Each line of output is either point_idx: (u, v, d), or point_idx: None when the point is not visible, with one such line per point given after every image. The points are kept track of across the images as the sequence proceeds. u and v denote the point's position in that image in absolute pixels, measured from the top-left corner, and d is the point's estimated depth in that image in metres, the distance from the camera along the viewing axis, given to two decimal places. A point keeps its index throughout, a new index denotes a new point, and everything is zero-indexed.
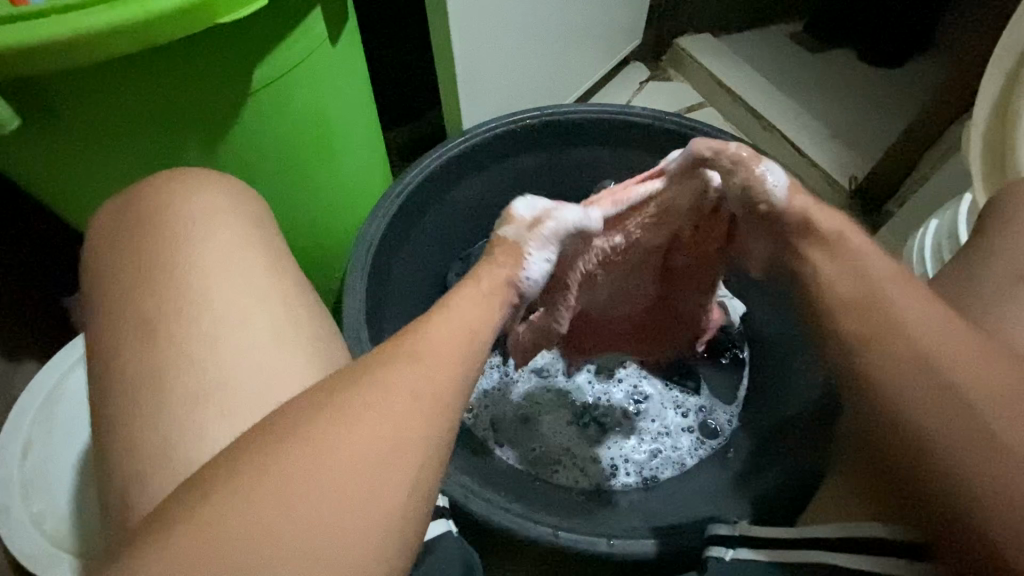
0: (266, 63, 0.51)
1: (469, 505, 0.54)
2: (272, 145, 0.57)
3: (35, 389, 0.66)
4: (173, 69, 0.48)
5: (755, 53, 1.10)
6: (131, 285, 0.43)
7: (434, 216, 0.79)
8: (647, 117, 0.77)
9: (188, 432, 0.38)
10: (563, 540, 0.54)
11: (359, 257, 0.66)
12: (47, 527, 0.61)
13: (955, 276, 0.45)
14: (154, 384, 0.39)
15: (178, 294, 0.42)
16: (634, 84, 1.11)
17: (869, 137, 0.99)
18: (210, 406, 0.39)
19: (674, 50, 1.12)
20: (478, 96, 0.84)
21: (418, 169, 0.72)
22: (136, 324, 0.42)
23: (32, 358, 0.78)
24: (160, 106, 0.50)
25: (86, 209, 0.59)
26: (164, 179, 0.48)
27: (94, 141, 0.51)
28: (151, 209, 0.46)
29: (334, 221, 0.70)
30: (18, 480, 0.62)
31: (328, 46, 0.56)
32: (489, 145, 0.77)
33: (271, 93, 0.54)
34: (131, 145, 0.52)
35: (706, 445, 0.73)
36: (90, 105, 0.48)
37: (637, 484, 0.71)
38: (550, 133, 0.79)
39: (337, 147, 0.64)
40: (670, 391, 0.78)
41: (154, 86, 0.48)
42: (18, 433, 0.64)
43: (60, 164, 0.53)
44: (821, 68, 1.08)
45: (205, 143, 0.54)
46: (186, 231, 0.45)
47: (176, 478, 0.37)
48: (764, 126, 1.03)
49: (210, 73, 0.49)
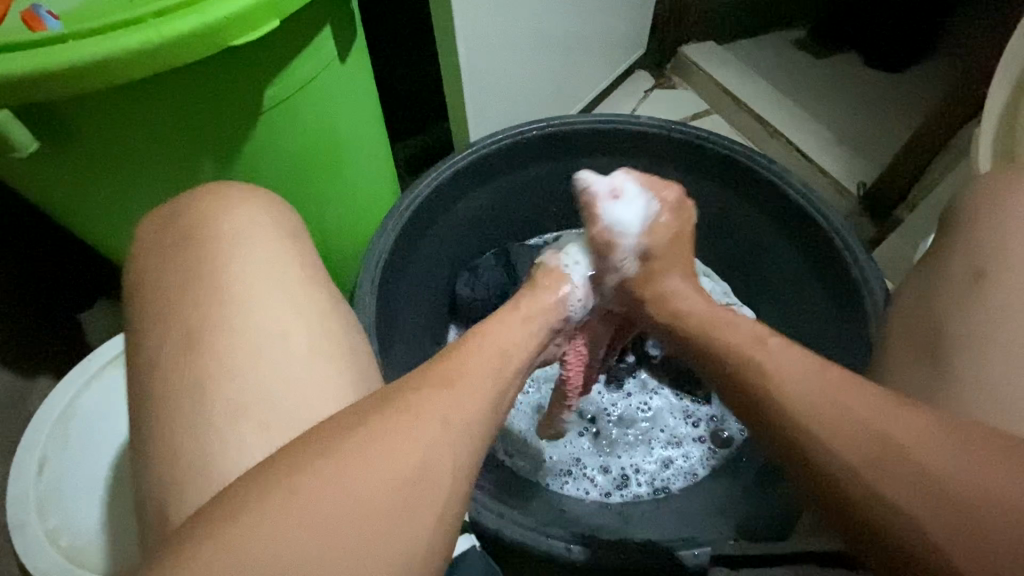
0: (276, 81, 0.52)
1: (482, 519, 0.54)
2: (280, 162, 0.58)
3: (50, 405, 0.66)
4: (187, 92, 0.49)
5: (758, 61, 1.10)
6: (143, 304, 0.44)
7: (442, 229, 0.79)
8: (653, 126, 0.77)
9: (204, 449, 0.39)
10: (574, 554, 0.53)
11: (368, 270, 0.67)
12: (64, 543, 0.61)
13: None
14: (168, 403, 0.40)
15: (190, 313, 0.42)
16: (640, 91, 1.11)
17: (875, 142, 0.99)
18: (227, 423, 0.39)
19: (678, 57, 1.12)
20: (485, 108, 0.85)
21: (426, 181, 0.73)
22: (150, 346, 0.42)
23: (46, 373, 0.79)
24: (174, 127, 0.51)
25: (101, 227, 0.60)
26: (177, 200, 0.49)
27: (108, 160, 0.51)
28: (162, 231, 0.47)
29: (344, 236, 0.70)
30: (34, 497, 0.62)
31: (337, 64, 0.57)
32: (496, 157, 0.77)
33: (281, 111, 0.54)
34: (146, 165, 0.53)
35: (717, 455, 0.73)
36: (104, 127, 0.49)
37: (649, 496, 0.70)
38: (555, 143, 0.79)
39: (346, 161, 0.64)
40: (681, 401, 0.77)
41: (165, 106, 0.49)
42: (32, 450, 0.64)
43: (74, 183, 0.54)
44: (826, 73, 1.08)
45: (216, 160, 0.55)
46: (200, 250, 0.45)
47: (194, 497, 0.37)
48: (770, 134, 1.03)
49: (220, 90, 0.50)
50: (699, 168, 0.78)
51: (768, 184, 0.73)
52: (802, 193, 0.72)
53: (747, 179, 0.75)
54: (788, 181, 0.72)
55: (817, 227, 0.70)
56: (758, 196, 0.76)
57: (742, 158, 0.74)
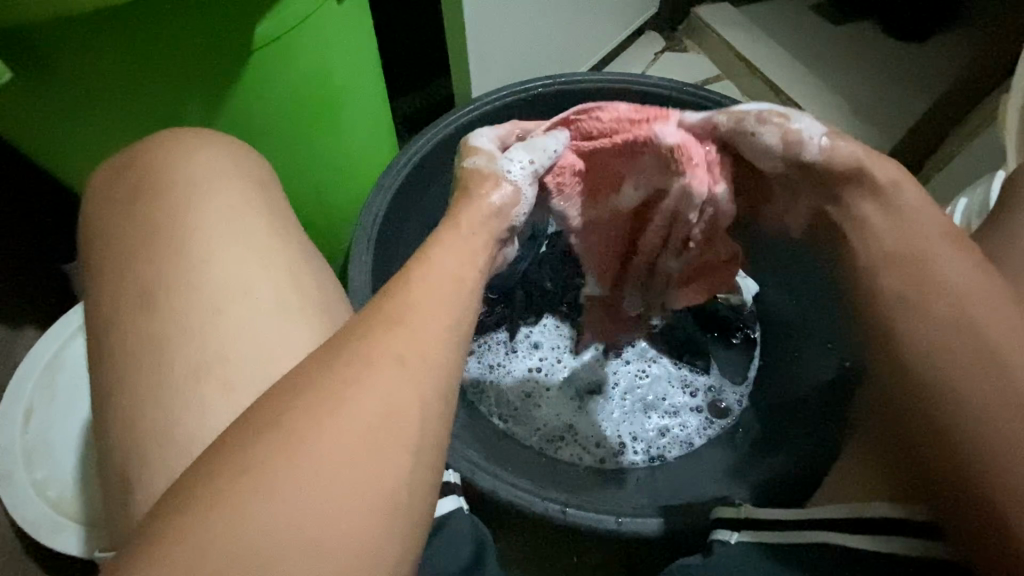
0: (267, 19, 0.49)
1: (477, 479, 0.53)
2: (273, 108, 0.55)
3: (37, 355, 0.65)
4: (168, 23, 0.45)
5: (775, 23, 1.06)
6: (123, 254, 0.41)
7: (441, 189, 0.76)
8: (664, 86, 0.73)
9: (187, 407, 0.37)
10: (571, 516, 0.53)
11: (364, 229, 0.64)
12: (51, 495, 0.61)
13: None
14: (150, 358, 0.38)
15: (173, 263, 0.40)
16: (650, 54, 1.07)
17: (892, 114, 0.96)
18: (209, 382, 0.38)
19: (691, 19, 1.07)
20: (488, 63, 0.81)
21: (426, 137, 0.70)
22: (132, 296, 0.40)
23: (32, 325, 0.78)
24: (156, 61, 0.47)
25: (79, 169, 0.57)
26: (159, 141, 0.46)
27: (87, 95, 0.48)
28: (135, 171, 0.44)
29: (340, 193, 0.67)
30: (21, 448, 0.62)
31: (334, 4, 0.54)
32: (498, 114, 0.74)
33: (274, 52, 0.51)
34: (131, 104, 0.50)
35: (714, 425, 0.72)
36: (82, 56, 0.45)
37: (645, 463, 0.70)
38: (561, 103, 0.76)
39: (342, 111, 0.61)
40: (679, 370, 0.76)
41: (147, 38, 0.46)
42: (19, 400, 0.64)
43: (53, 121, 0.51)
44: (846, 40, 1.03)
45: (205, 103, 0.52)
46: (183, 197, 0.43)
47: (176, 453, 0.36)
48: (782, 101, 1.00)
49: (212, 24, 0.47)
50: None
51: None
52: None
53: None
54: None
55: None
56: None
57: None
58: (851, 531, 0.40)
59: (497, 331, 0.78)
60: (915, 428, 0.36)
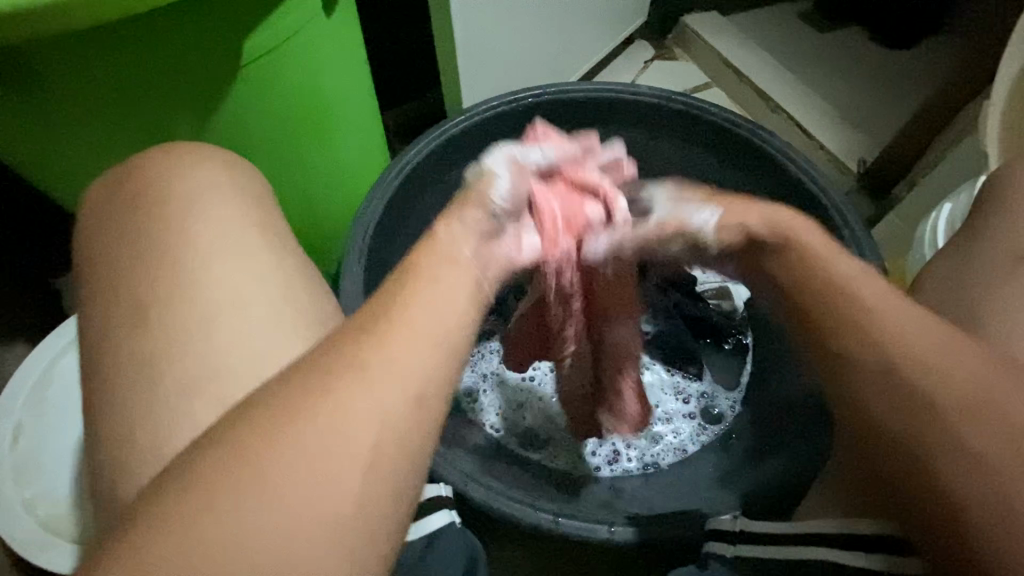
0: (256, 34, 0.49)
1: (468, 490, 0.53)
2: (263, 122, 0.55)
3: (27, 371, 0.65)
4: (156, 40, 0.46)
5: (762, 32, 1.07)
6: (111, 269, 0.41)
7: (433, 198, 0.76)
8: (653, 96, 0.74)
9: (175, 423, 0.37)
10: (561, 526, 0.53)
11: (355, 240, 0.64)
12: (41, 512, 0.60)
13: (954, 264, 0.45)
14: (138, 373, 0.38)
15: (161, 278, 0.40)
16: (639, 62, 1.08)
17: (879, 119, 0.97)
18: (198, 398, 0.37)
19: (679, 28, 1.09)
20: (478, 74, 0.81)
21: (417, 147, 0.70)
22: (121, 311, 0.40)
23: (23, 340, 0.78)
24: (145, 77, 0.48)
25: (70, 185, 0.57)
26: (149, 156, 0.46)
27: (76, 112, 0.49)
28: (124, 187, 0.44)
29: (331, 204, 0.68)
30: (10, 465, 0.62)
31: (323, 18, 0.54)
32: (488, 124, 0.74)
33: (263, 67, 0.51)
34: (119, 121, 0.50)
35: (707, 431, 0.73)
36: (71, 74, 0.46)
37: (639, 471, 0.70)
38: (552, 113, 0.77)
39: (332, 125, 0.61)
40: (672, 377, 0.77)
41: (135, 55, 0.46)
42: (9, 417, 0.64)
43: (42, 137, 0.51)
44: (833, 46, 1.05)
45: (194, 119, 0.52)
46: (172, 212, 0.43)
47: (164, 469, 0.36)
48: (771, 108, 1.01)
49: (200, 40, 0.47)
50: (696, 143, 0.76)
51: (766, 159, 0.72)
52: (802, 168, 0.69)
53: (745, 153, 0.73)
54: (787, 156, 0.70)
55: (816, 207, 0.68)
56: (757, 172, 0.73)
57: (741, 132, 0.72)
58: (839, 547, 0.41)
59: (489, 340, 0.78)
60: (862, 447, 0.36)
